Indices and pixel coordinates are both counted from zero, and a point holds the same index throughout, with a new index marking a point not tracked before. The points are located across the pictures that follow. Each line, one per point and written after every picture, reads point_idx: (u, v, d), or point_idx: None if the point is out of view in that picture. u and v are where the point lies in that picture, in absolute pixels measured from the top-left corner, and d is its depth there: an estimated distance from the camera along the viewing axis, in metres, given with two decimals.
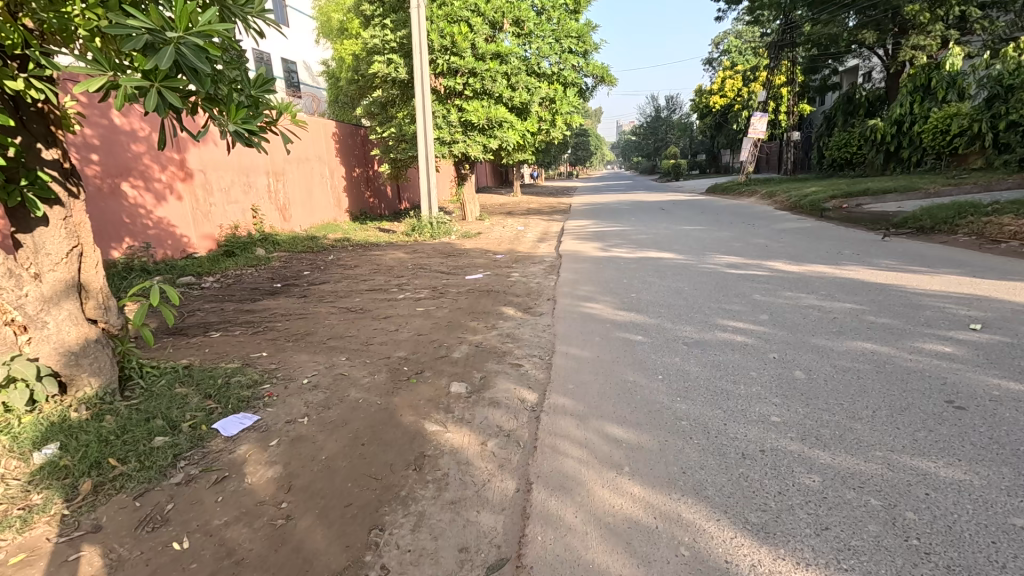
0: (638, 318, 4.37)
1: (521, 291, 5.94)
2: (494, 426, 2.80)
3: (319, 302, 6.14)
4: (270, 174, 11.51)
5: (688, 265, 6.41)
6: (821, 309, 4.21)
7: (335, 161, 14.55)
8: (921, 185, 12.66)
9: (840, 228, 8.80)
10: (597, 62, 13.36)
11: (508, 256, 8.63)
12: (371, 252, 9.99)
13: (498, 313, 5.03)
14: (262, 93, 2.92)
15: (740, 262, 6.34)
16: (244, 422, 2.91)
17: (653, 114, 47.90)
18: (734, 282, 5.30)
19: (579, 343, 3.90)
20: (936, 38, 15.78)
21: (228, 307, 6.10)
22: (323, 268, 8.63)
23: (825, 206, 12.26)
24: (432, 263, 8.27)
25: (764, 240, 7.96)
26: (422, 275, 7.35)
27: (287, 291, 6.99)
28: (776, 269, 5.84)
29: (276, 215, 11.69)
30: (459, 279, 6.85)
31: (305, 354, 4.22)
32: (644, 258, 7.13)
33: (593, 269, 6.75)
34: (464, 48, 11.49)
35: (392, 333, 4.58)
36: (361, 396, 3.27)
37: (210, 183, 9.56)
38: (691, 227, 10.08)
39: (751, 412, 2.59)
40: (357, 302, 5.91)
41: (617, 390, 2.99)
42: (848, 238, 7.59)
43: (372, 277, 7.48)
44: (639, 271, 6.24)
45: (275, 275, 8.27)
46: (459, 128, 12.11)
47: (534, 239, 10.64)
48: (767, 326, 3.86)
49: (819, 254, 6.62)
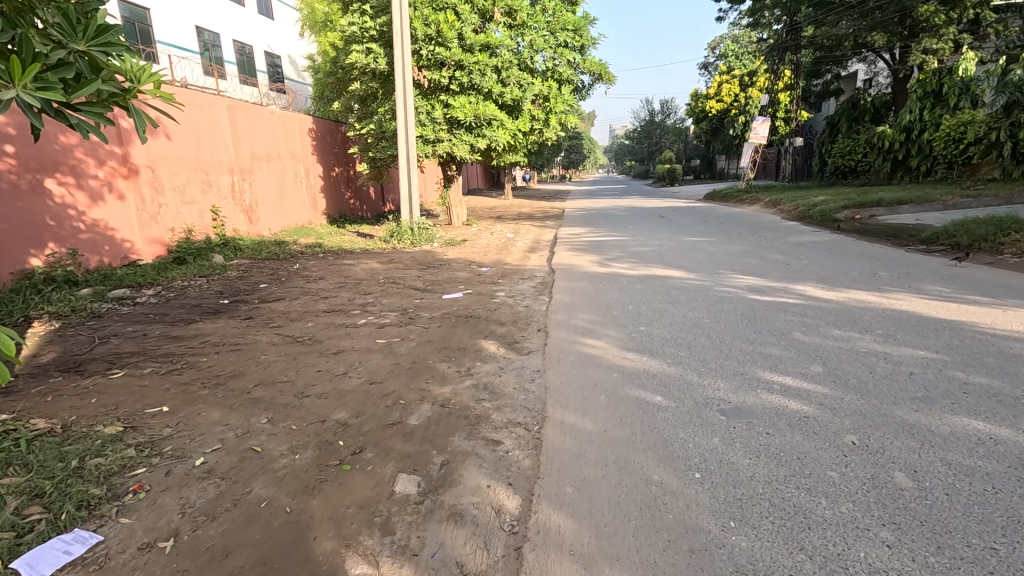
0: (654, 364, 3.41)
1: (506, 317, 4.96)
2: (451, 567, 1.81)
3: (265, 327, 5.10)
4: (235, 173, 10.46)
5: (703, 288, 5.46)
6: (890, 359, 3.26)
7: (311, 158, 13.49)
8: (937, 196, 11.92)
9: (864, 243, 7.93)
10: (594, 57, 12.51)
11: (494, 269, 7.64)
12: (343, 261, 8.97)
13: (476, 350, 4.03)
14: (96, 49, 2.48)
15: (763, 285, 5.41)
16: (69, 552, 1.91)
17: (648, 118, 46.98)
18: (765, 314, 4.36)
19: (578, 406, 2.91)
20: (949, 42, 14.75)
21: (152, 332, 5.05)
22: (284, 280, 7.60)
23: (837, 216, 11.46)
24: (407, 277, 7.25)
25: (783, 257, 7.06)
26: (393, 293, 6.32)
27: (233, 310, 5.94)
28: (809, 296, 4.90)
29: (241, 217, 10.62)
30: (435, 299, 5.85)
31: (216, 412, 3.19)
32: (649, 276, 6.17)
33: (592, 289, 5.79)
34: (450, 38, 10.51)
35: (339, 380, 3.57)
36: (266, 494, 2.27)
37: (160, 181, 8.51)
38: (697, 238, 9.16)
39: (854, 564, 1.65)
40: (307, 330, 4.88)
41: (638, 502, 2.03)
42: (878, 256, 6.71)
43: (334, 294, 6.43)
44: (646, 295, 5.28)
45: (227, 287, 7.23)
46: (444, 125, 11.14)
47: (524, 248, 9.67)
48: (827, 387, 2.90)
49: (853, 275, 5.71)
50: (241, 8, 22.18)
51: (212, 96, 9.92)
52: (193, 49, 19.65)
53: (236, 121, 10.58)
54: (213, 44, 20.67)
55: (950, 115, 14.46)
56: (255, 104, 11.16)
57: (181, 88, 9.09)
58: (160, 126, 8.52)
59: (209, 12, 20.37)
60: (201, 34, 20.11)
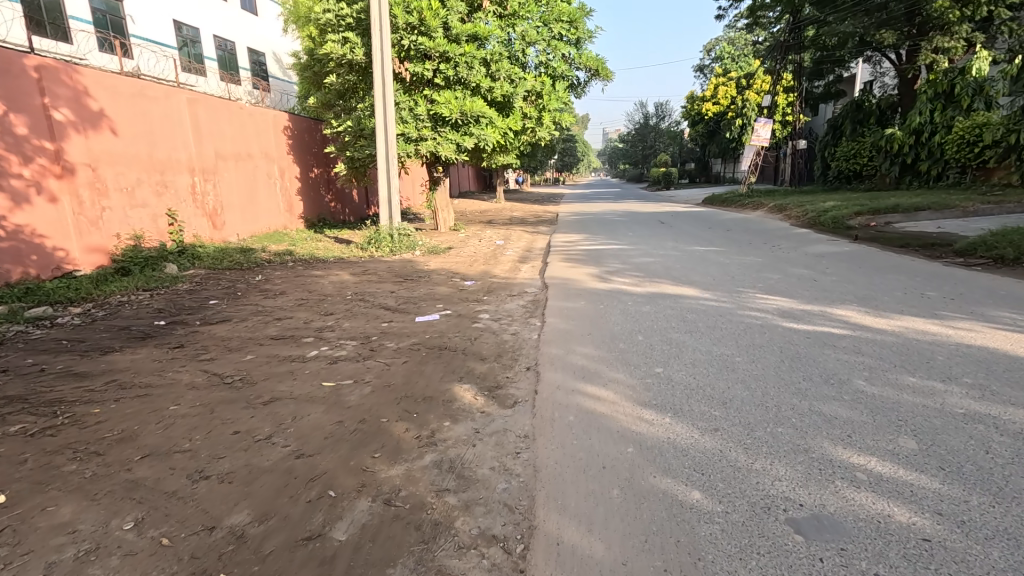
0: (681, 432, 2.53)
1: (489, 349, 4.07)
2: None
3: (192, 361, 4.15)
4: (196, 173, 9.51)
5: (724, 311, 4.59)
6: (1005, 428, 2.38)
7: (286, 158, 12.55)
8: (955, 202, 11.24)
9: (893, 255, 7.13)
10: (591, 52, 11.69)
11: (480, 283, 6.73)
12: (311, 272, 8.02)
13: (447, 403, 3.11)
14: None
15: (795, 308, 4.55)
16: None
17: (642, 121, 46.22)
18: (811, 351, 3.49)
19: (583, 507, 2.03)
20: (960, 41, 13.95)
21: (52, 367, 4.09)
22: (239, 295, 6.64)
23: (850, 224, 10.70)
24: (378, 293, 6.32)
25: (806, 271, 6.23)
26: (358, 313, 5.39)
27: (165, 335, 4.97)
28: (857, 324, 4.04)
29: (203, 223, 9.65)
30: (405, 322, 4.95)
31: (70, 504, 2.25)
32: (657, 295, 5.30)
33: (592, 311, 4.91)
34: (434, 26, 9.63)
35: (258, 450, 2.64)
36: None
37: (102, 181, 7.53)
38: (704, 248, 8.32)
39: None
40: (242, 366, 3.94)
41: None
42: (915, 271, 5.91)
43: (290, 314, 5.50)
44: (657, 320, 4.43)
45: (172, 303, 6.30)
46: (427, 122, 10.22)
47: (514, 257, 8.82)
48: (937, 480, 2.03)
49: (897, 296, 4.88)
50: (223, 3, 21.21)
51: (169, 88, 8.95)
52: (170, 43, 18.65)
53: (198, 116, 9.60)
54: (193, 40, 19.72)
55: (962, 117, 13.83)
56: (222, 98, 10.21)
57: (132, 79, 8.12)
58: (103, 119, 7.54)
59: (187, 5, 19.33)
60: (180, 29, 19.14)
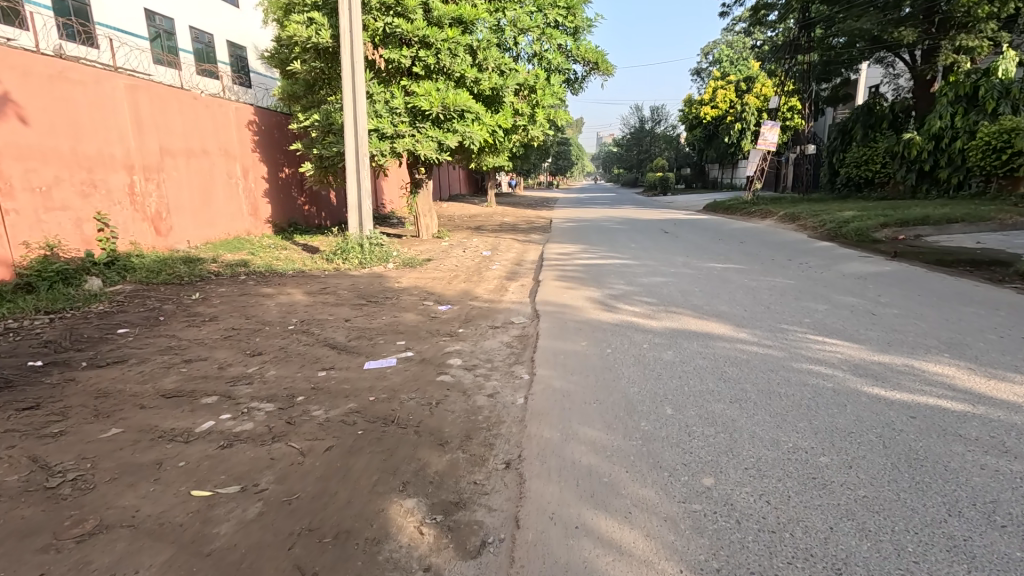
0: None
1: (455, 423, 2.86)
2: None
3: (30, 436, 2.89)
4: (136, 171, 8.23)
5: (774, 362, 3.41)
6: None
7: (250, 156, 11.30)
8: (987, 213, 10.25)
9: (949, 278, 6.03)
10: (590, 43, 10.63)
11: (457, 309, 5.53)
12: (260, 289, 6.80)
13: (370, 549, 1.89)
14: None
15: (868, 360, 3.39)
16: None
17: (638, 125, 45.31)
18: (937, 447, 2.31)
19: None
20: (985, 39, 13.05)
21: None
22: (159, 322, 5.36)
23: (877, 236, 9.65)
24: (329, 323, 5.08)
25: (855, 298, 5.10)
26: (295, 354, 4.16)
27: (24, 387, 3.69)
28: (975, 393, 2.86)
29: (143, 229, 8.35)
30: (349, 371, 3.72)
31: None
32: (680, 334, 4.12)
33: (598, 358, 3.70)
34: (412, 7, 8.49)
35: None
36: None
37: (6, 179, 6.24)
38: (721, 266, 7.16)
39: None
40: (93, 450, 2.70)
41: None
42: (993, 301, 4.80)
43: (208, 354, 4.25)
44: (682, 377, 3.24)
45: (71, 332, 5.02)
46: (405, 117, 8.99)
47: (502, 273, 7.64)
48: None
49: (992, 340, 3.74)
50: None
51: (101, 71, 7.71)
52: (137, 33, 17.21)
53: (139, 105, 8.35)
54: (165, 31, 18.32)
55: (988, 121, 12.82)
56: (170, 87, 8.99)
57: (50, 58, 6.89)
58: (8, 104, 6.30)
59: None
60: (151, 19, 17.74)
